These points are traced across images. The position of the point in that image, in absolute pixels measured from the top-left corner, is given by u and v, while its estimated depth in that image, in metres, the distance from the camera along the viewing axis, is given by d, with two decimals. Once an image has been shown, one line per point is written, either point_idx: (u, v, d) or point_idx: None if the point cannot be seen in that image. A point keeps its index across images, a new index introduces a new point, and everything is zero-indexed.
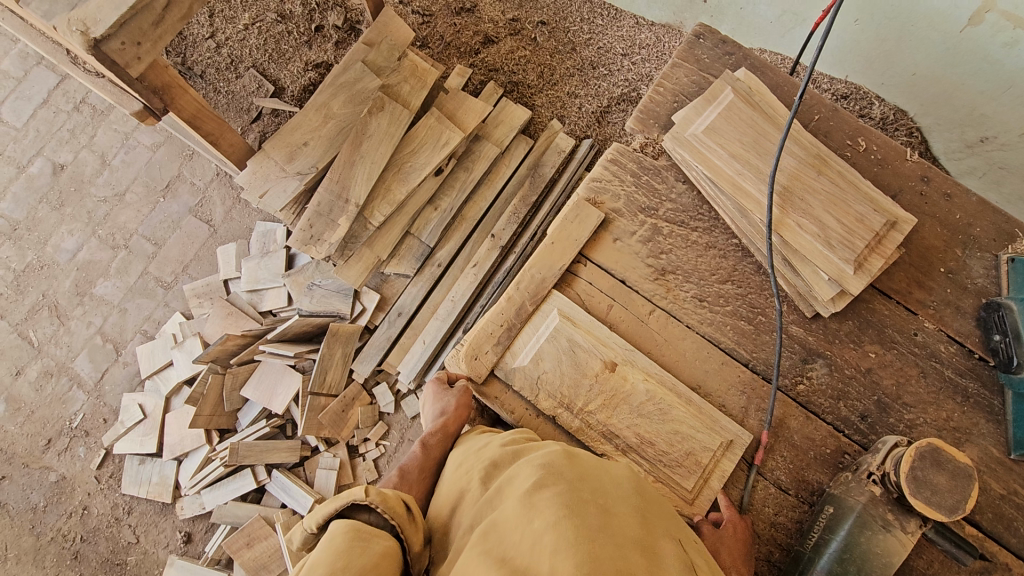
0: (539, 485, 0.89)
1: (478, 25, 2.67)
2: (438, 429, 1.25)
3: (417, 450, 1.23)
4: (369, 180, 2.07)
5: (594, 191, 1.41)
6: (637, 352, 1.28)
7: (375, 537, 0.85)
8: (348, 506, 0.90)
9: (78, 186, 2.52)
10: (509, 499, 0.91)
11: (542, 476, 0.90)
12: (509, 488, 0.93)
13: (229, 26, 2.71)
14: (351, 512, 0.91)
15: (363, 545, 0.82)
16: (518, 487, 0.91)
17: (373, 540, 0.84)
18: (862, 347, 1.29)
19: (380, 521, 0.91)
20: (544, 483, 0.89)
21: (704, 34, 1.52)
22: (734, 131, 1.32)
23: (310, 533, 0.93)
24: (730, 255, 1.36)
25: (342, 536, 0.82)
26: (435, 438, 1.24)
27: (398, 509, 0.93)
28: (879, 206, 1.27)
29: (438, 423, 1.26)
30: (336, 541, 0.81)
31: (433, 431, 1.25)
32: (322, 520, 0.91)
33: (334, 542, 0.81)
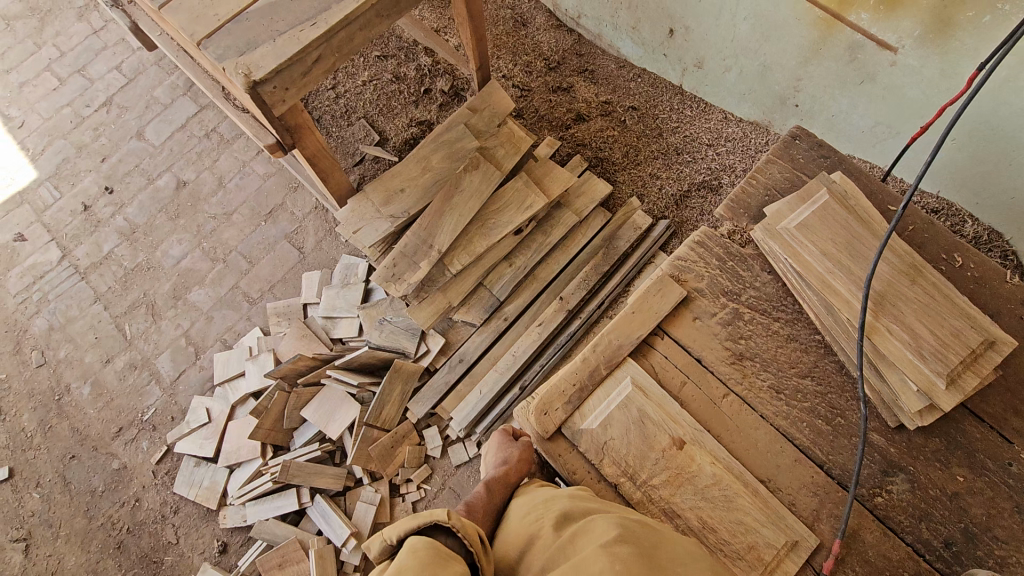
0: (618, 538, 0.92)
1: (572, 103, 2.87)
2: (501, 474, 1.27)
3: (479, 490, 1.25)
4: (455, 229, 2.20)
5: (679, 268, 1.45)
6: (707, 434, 1.26)
7: (454, 559, 0.88)
8: (430, 525, 0.94)
9: (195, 202, 2.79)
10: (586, 546, 0.93)
11: (621, 531, 0.93)
12: (586, 536, 0.95)
13: (349, 80, 3.03)
14: (430, 533, 0.95)
15: (443, 563, 0.85)
16: (595, 536, 0.94)
17: (453, 561, 0.87)
18: (950, 469, 1.23)
19: (458, 547, 0.94)
20: (622, 538, 0.92)
21: (800, 137, 1.58)
22: (826, 230, 1.35)
23: (387, 547, 0.97)
24: (811, 351, 1.36)
25: (424, 551, 0.86)
26: (498, 481, 1.26)
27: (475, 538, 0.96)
28: (975, 323, 1.25)
29: (501, 467, 1.30)
30: (420, 555, 0.85)
31: (496, 475, 1.27)
32: (402, 535, 0.95)
33: (417, 555, 0.85)
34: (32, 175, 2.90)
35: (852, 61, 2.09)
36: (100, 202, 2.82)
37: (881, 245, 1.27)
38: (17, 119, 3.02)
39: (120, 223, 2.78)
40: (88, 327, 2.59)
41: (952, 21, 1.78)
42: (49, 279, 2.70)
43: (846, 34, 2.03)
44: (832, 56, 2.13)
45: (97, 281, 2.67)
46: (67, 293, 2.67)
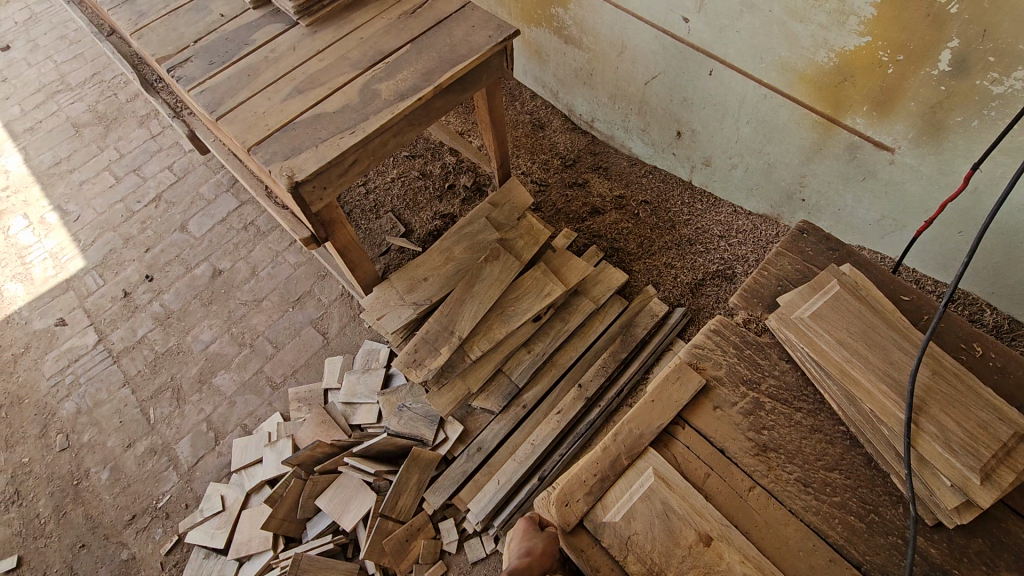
0: None
1: (587, 198, 3.04)
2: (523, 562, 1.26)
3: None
4: (475, 316, 2.29)
5: (696, 357, 1.47)
6: (735, 530, 1.22)
7: None
8: None
9: (228, 289, 2.93)
10: None
11: None
12: None
13: (379, 178, 3.27)
14: None
15: None
16: None
17: None
18: (998, 573, 1.16)
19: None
20: None
21: (807, 230, 1.66)
22: (840, 320, 1.38)
23: None
24: (837, 443, 1.33)
25: None
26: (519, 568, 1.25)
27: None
28: (1005, 416, 1.23)
29: (523, 555, 1.28)
30: None
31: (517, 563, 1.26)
32: None
33: None
34: (80, 264, 3.10)
35: (852, 160, 2.21)
36: (139, 289, 2.98)
37: (920, 354, 1.27)
38: (74, 213, 3.28)
39: (156, 309, 2.91)
40: (114, 411, 2.64)
41: (943, 124, 1.90)
42: (83, 363, 2.79)
43: (844, 135, 2.17)
44: (832, 156, 2.26)
45: (128, 365, 2.76)
46: (98, 376, 2.75)
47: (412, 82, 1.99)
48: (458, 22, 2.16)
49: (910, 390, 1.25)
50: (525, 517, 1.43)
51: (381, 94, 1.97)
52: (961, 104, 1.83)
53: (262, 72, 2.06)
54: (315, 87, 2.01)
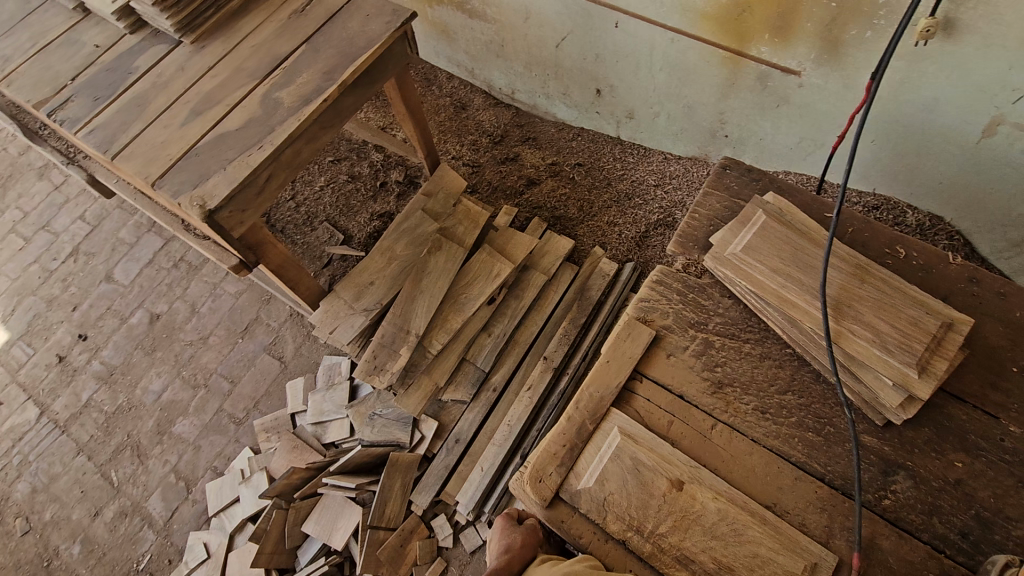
0: None
1: (521, 171, 3.02)
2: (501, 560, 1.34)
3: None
4: (428, 311, 2.27)
5: (644, 310, 1.48)
6: (703, 469, 1.26)
7: None
8: None
9: (170, 332, 2.80)
10: None
11: None
12: None
13: (307, 188, 3.15)
14: None
15: None
16: None
17: None
18: (946, 456, 1.26)
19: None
20: None
21: (730, 166, 1.68)
22: (771, 249, 1.41)
23: None
24: (787, 365, 1.38)
25: None
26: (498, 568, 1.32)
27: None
28: (931, 310, 1.30)
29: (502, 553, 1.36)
30: None
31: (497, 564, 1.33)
32: None
33: None
34: (4, 337, 2.90)
35: (764, 89, 2.25)
36: (74, 351, 2.81)
37: (827, 255, 1.33)
38: None
39: (96, 368, 2.76)
40: (73, 482, 2.51)
41: (840, 40, 1.94)
42: (29, 440, 2.63)
43: (753, 66, 2.20)
44: (746, 89, 2.29)
45: (78, 432, 2.62)
46: (48, 450, 2.60)
47: (315, 84, 1.89)
48: (351, 13, 2.06)
49: (822, 294, 1.32)
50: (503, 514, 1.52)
51: (284, 102, 1.86)
52: (853, 18, 1.86)
53: (151, 100, 1.93)
54: (213, 106, 1.88)
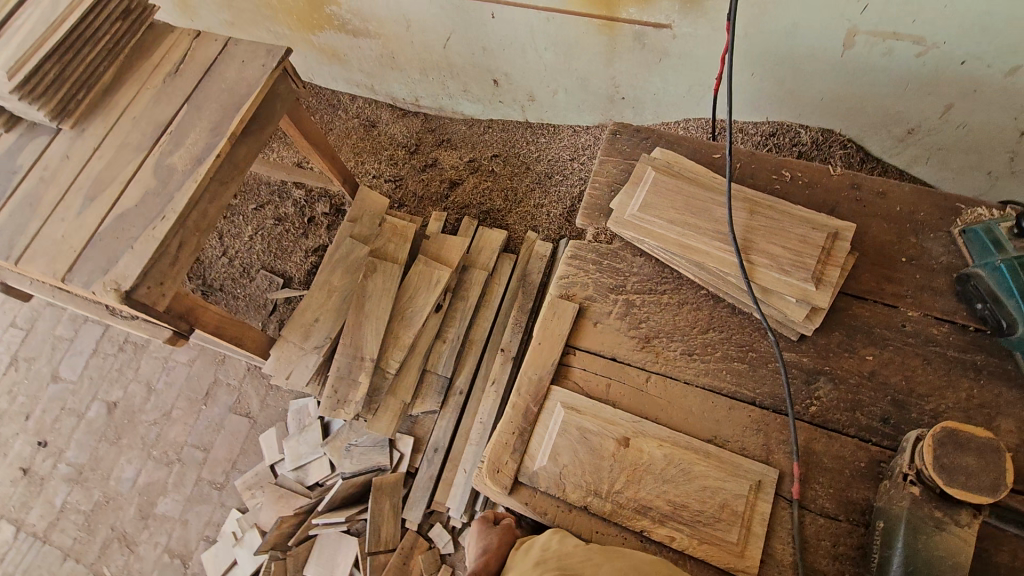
0: None
1: (442, 174, 3.03)
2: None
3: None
4: (378, 334, 2.30)
5: (565, 286, 1.53)
6: (646, 421, 1.33)
7: None
8: None
9: (131, 417, 2.75)
10: None
11: None
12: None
13: (236, 240, 3.09)
14: None
15: None
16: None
17: None
18: (859, 353, 1.36)
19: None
20: None
21: (620, 131, 1.74)
22: (665, 201, 1.46)
23: None
24: (704, 306, 1.46)
25: None
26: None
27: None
28: (817, 224, 1.39)
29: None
30: None
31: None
32: None
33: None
34: None
35: (644, 47, 2.31)
36: (38, 459, 2.75)
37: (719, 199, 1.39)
38: None
39: (64, 471, 2.70)
40: None
41: None
42: (12, 559, 2.57)
43: (627, 28, 2.25)
44: (627, 50, 2.35)
45: (61, 538, 2.57)
46: (34, 564, 2.55)
47: (204, 141, 1.88)
48: (226, 63, 2.04)
49: (732, 235, 1.37)
50: (480, 517, 1.58)
51: (177, 166, 1.84)
52: None
53: (43, 195, 1.89)
54: (107, 187, 1.86)
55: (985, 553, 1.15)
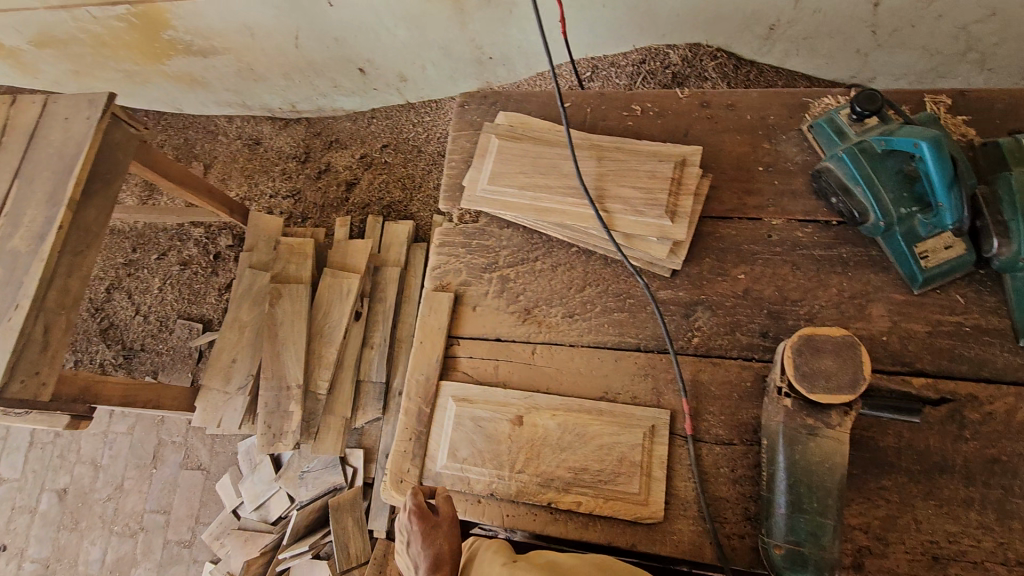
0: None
1: (337, 176, 2.89)
2: (425, 531, 1.18)
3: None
4: (299, 360, 2.23)
5: (439, 277, 1.48)
6: (537, 395, 1.33)
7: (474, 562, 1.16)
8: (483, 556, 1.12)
9: (84, 499, 2.68)
10: None
11: None
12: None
13: (147, 295, 2.94)
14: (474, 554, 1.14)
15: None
16: None
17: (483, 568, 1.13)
18: (731, 275, 1.35)
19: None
20: None
21: (468, 101, 1.64)
22: (512, 167, 1.40)
23: None
24: (577, 263, 1.43)
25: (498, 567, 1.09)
26: (431, 543, 1.17)
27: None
28: (663, 156, 1.35)
29: (410, 527, 1.19)
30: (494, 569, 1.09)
31: (420, 542, 1.17)
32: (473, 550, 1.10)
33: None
34: None
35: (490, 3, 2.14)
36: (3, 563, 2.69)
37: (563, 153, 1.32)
38: None
39: (32, 568, 2.65)
40: None
41: None
42: None
43: None
44: (477, 9, 2.19)
45: None
46: None
47: (43, 215, 1.74)
48: (50, 124, 1.88)
49: (583, 188, 1.32)
50: None
51: (20, 249, 1.71)
52: None
53: None
54: None
55: (868, 440, 1.18)
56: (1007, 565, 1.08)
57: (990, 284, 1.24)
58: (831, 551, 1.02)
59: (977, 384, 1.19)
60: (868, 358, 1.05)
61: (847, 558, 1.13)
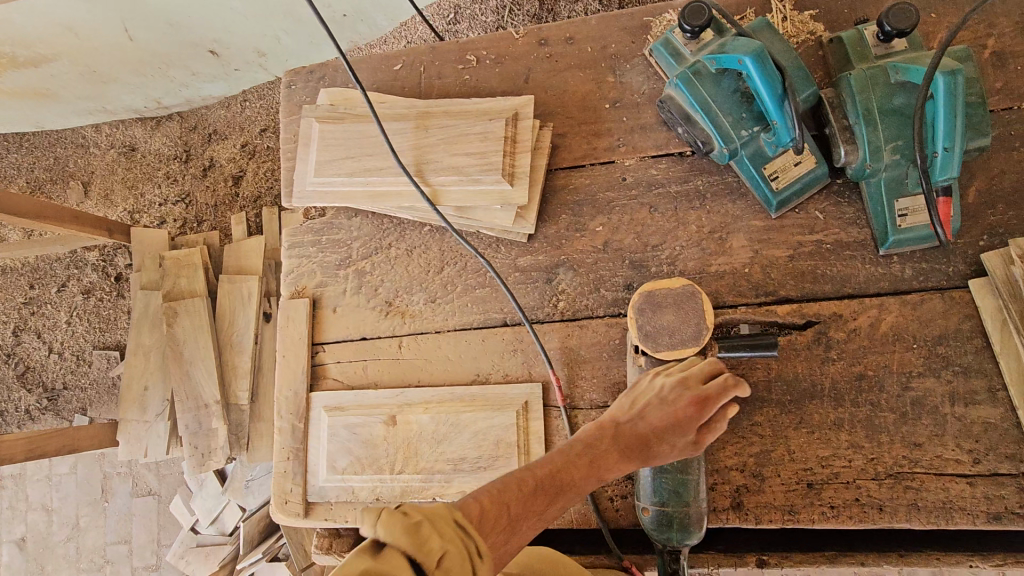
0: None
1: (223, 171, 2.69)
2: (679, 421, 0.96)
3: (622, 466, 0.95)
4: (210, 374, 2.14)
5: (294, 282, 1.38)
6: (408, 390, 1.27)
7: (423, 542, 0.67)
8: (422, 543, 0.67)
9: (44, 544, 2.66)
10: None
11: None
12: None
13: (56, 331, 2.78)
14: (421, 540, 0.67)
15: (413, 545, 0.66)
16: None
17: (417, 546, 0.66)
18: (589, 229, 1.27)
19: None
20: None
21: (294, 80, 1.46)
22: (338, 151, 1.28)
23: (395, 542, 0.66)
24: (432, 243, 1.33)
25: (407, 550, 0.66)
26: (664, 430, 0.97)
27: (443, 551, 0.65)
28: (494, 113, 1.24)
29: (679, 394, 0.98)
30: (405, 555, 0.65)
31: (669, 420, 0.97)
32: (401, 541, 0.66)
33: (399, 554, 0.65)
34: None
35: None
36: None
37: (376, 123, 1.22)
38: None
39: None
40: None
41: None
42: None
43: None
44: None
45: None
46: None
47: None
48: None
49: (399, 163, 1.23)
50: None
51: None
52: None
53: None
54: None
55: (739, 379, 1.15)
56: (876, 480, 1.08)
57: (848, 194, 1.17)
58: (695, 505, 1.01)
59: (841, 302, 1.14)
60: (710, 306, 1.04)
61: (725, 499, 1.12)
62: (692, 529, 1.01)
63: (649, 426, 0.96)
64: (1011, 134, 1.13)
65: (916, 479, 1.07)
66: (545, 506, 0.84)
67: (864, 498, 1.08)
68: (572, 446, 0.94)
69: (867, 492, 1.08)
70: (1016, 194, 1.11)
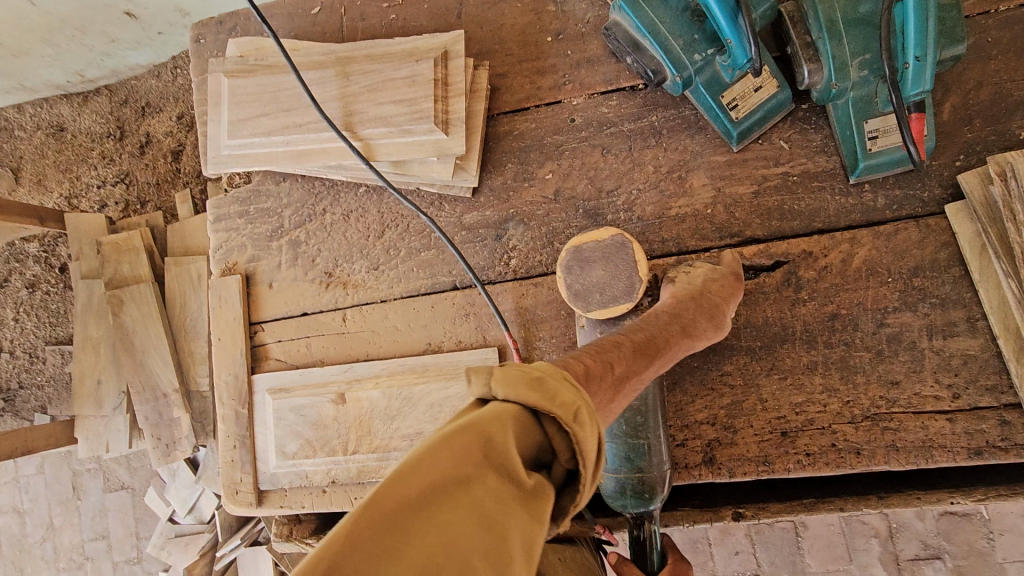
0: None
1: (161, 146, 2.50)
2: (734, 292, 0.96)
3: (706, 333, 0.89)
4: (165, 361, 2.03)
5: (224, 258, 1.26)
6: (356, 365, 1.17)
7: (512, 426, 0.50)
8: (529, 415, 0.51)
9: (20, 546, 2.59)
10: None
11: None
12: None
13: (5, 330, 2.63)
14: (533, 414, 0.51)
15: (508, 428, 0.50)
16: None
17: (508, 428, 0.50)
18: (538, 178, 1.16)
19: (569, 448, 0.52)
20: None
21: (203, 33, 1.30)
22: (254, 107, 1.15)
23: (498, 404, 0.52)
24: (369, 205, 1.21)
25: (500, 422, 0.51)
26: (728, 300, 0.94)
27: (578, 407, 0.51)
28: (422, 53, 1.11)
29: (722, 271, 0.98)
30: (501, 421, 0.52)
31: (728, 292, 0.95)
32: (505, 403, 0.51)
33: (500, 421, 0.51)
34: None
35: None
36: None
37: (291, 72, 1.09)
38: None
39: None
40: None
41: None
42: None
43: None
44: None
45: None
46: None
47: None
48: None
49: (323, 116, 1.10)
50: None
51: None
52: None
53: None
54: None
55: None
56: (854, 423, 1.02)
57: (814, 120, 1.07)
58: (661, 472, 0.96)
59: (812, 238, 1.05)
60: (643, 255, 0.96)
61: (696, 455, 1.05)
62: (651, 497, 0.95)
63: (718, 293, 0.93)
64: (987, 41, 1.03)
65: (893, 419, 1.01)
66: (649, 364, 0.75)
67: (841, 444, 1.01)
68: (656, 315, 0.86)
69: (843, 436, 1.02)
70: (994, 107, 1.02)
